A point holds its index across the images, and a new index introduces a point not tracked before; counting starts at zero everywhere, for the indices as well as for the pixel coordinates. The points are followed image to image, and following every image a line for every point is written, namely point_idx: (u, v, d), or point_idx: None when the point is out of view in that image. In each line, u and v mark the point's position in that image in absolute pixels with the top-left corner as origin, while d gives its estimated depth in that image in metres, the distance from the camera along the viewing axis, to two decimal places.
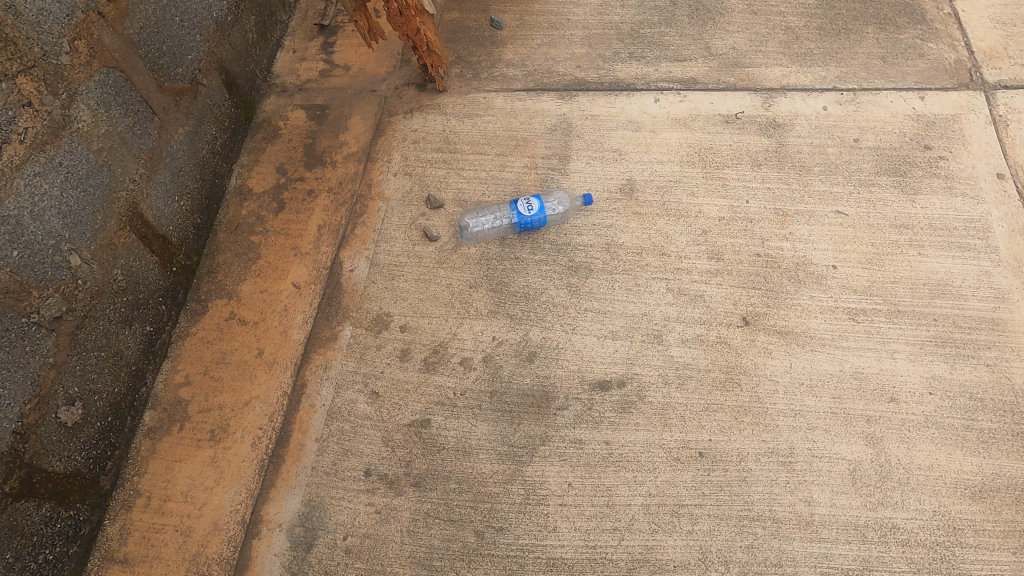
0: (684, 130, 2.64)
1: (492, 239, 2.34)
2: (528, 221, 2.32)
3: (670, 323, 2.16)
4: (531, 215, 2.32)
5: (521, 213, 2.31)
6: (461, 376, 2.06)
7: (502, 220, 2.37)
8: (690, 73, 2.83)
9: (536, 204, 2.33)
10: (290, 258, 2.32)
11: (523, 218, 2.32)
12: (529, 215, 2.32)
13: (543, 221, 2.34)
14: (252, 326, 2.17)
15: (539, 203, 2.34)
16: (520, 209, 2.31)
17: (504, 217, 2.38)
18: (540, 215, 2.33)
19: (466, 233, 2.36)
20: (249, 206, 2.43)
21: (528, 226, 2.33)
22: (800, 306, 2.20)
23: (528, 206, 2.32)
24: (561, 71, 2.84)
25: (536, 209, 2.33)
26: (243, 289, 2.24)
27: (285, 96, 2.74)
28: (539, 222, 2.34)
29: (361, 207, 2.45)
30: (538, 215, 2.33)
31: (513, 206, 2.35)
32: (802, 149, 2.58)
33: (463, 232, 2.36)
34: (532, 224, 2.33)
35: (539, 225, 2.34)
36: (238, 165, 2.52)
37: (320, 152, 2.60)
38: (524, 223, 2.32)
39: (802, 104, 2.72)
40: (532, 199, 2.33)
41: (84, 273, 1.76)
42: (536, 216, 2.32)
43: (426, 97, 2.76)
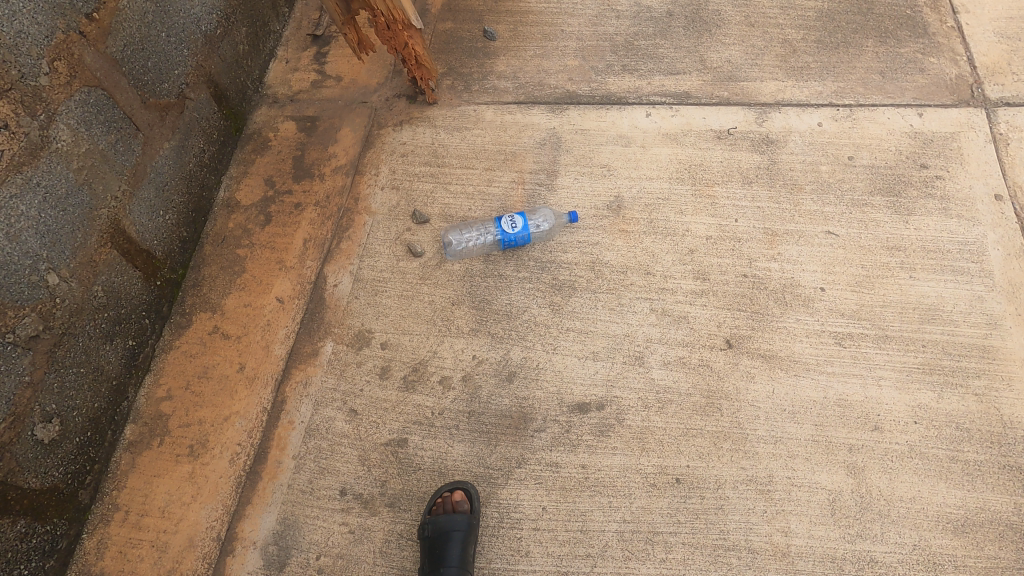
0: (675, 146, 2.61)
1: (475, 256, 2.33)
2: (512, 238, 2.29)
3: (652, 344, 2.14)
4: (515, 232, 2.29)
5: (505, 230, 2.29)
6: (439, 396, 2.06)
7: (487, 236, 2.36)
8: (683, 86, 2.79)
9: (520, 221, 2.31)
10: (275, 272, 2.33)
11: (507, 235, 2.29)
12: (513, 232, 2.29)
13: (527, 239, 2.32)
14: (235, 341, 2.18)
15: (524, 221, 2.31)
16: (504, 226, 2.29)
17: (489, 233, 2.37)
18: (524, 233, 2.30)
19: (449, 250, 2.35)
20: (237, 218, 2.44)
21: (511, 244, 2.30)
22: (786, 329, 2.16)
23: (512, 223, 2.30)
24: (553, 84, 2.81)
25: (521, 226, 2.30)
26: (227, 303, 2.26)
27: (277, 107, 2.75)
28: (523, 240, 2.31)
29: (348, 221, 2.45)
30: (523, 233, 2.30)
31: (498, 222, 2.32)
32: (794, 167, 2.54)
33: (447, 249, 2.35)
34: (516, 241, 2.30)
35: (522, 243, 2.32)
36: (227, 177, 2.53)
37: (308, 164, 2.60)
38: (508, 240, 2.29)
39: (796, 120, 2.67)
40: (516, 216, 2.31)
41: (62, 292, 1.77)
42: (521, 233, 2.30)
43: (416, 109, 2.75)
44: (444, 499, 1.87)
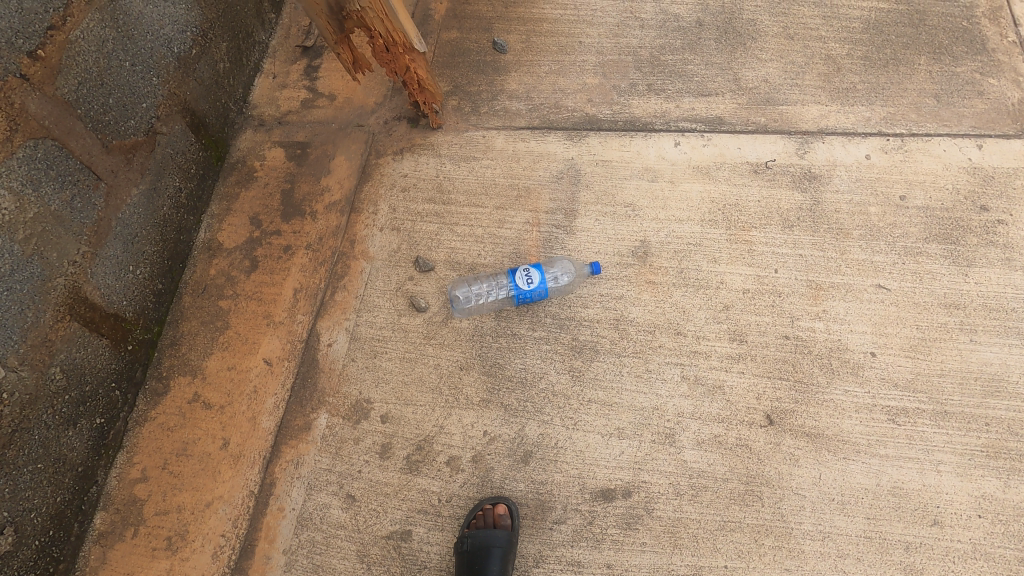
0: (707, 181, 2.34)
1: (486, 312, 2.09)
2: (528, 293, 2.03)
3: (684, 420, 1.92)
4: (531, 288, 2.04)
5: (520, 284, 2.03)
6: (447, 480, 1.85)
7: (500, 290, 2.12)
8: (716, 110, 2.50)
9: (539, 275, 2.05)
10: (262, 329, 2.08)
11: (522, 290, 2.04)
12: (529, 287, 2.04)
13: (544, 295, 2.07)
14: (218, 411, 1.95)
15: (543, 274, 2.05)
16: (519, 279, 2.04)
17: (501, 286, 2.13)
18: (541, 286, 2.05)
19: (455, 305, 2.11)
20: (219, 264, 2.19)
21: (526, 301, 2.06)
22: (833, 402, 1.94)
23: (528, 277, 2.04)
24: (570, 106, 2.52)
25: (539, 280, 2.04)
26: (209, 365, 2.02)
27: (263, 131, 2.47)
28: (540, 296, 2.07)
29: (343, 268, 2.20)
30: (540, 289, 2.05)
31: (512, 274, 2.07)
32: (840, 208, 2.28)
33: (452, 303, 2.11)
34: (531, 298, 2.06)
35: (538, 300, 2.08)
36: (208, 215, 2.26)
37: (299, 200, 2.33)
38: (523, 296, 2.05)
39: (842, 151, 2.40)
40: (531, 268, 2.05)
41: (10, 383, 1.55)
42: (539, 289, 2.05)
43: (418, 134, 2.47)
44: (486, 512, 1.77)
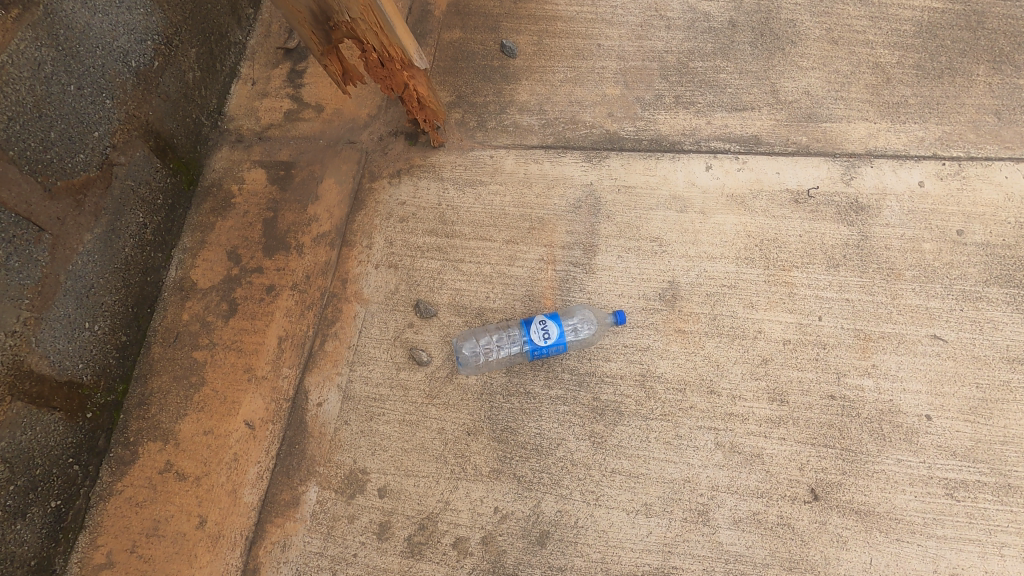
0: (741, 213, 2.09)
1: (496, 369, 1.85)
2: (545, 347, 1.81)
3: (719, 496, 1.72)
4: (546, 344, 1.81)
5: (534, 338, 1.81)
6: (453, 565, 1.66)
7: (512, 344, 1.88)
8: (752, 128, 2.23)
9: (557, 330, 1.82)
10: (243, 385, 1.84)
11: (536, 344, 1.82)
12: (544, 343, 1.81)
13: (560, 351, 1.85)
14: (193, 483, 1.73)
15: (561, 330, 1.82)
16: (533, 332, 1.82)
17: (513, 339, 1.89)
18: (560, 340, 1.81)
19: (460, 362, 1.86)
20: (192, 307, 1.93)
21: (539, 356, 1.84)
22: (885, 475, 1.74)
23: (544, 330, 1.81)
24: (588, 121, 2.24)
25: (556, 336, 1.82)
26: (183, 429, 1.79)
27: (241, 148, 2.18)
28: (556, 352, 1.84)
29: (334, 312, 1.95)
30: (556, 346, 1.82)
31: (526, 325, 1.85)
32: (891, 244, 2.04)
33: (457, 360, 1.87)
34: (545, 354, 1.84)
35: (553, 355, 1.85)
36: (179, 249, 2.00)
37: (283, 231, 2.07)
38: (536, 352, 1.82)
39: (892, 178, 2.14)
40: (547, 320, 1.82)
41: None
42: (555, 345, 1.82)
43: (417, 153, 2.19)
44: None
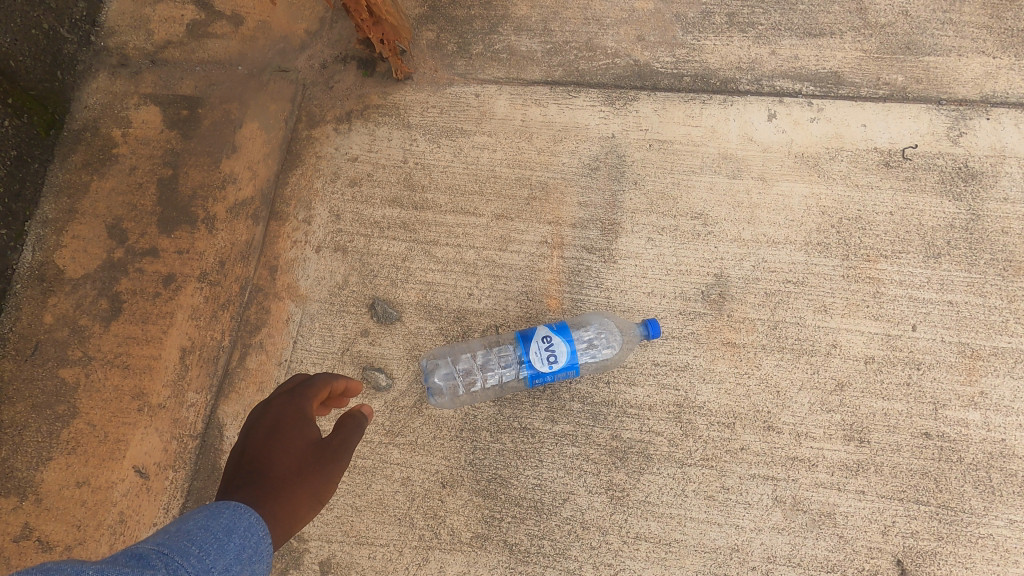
0: (814, 181, 1.55)
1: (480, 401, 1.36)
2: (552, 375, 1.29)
3: (775, 568, 1.31)
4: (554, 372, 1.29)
5: (538, 364, 1.28)
6: None
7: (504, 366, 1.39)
8: (831, 61, 1.64)
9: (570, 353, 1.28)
10: (131, 418, 1.34)
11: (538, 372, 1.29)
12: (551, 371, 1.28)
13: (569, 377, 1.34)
14: (63, 555, 1.26)
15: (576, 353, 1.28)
16: (537, 355, 1.28)
17: (506, 359, 1.40)
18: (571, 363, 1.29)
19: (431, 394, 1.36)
20: (59, 306, 1.40)
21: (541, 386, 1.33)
22: (992, 542, 1.32)
23: (550, 354, 1.28)
24: (609, 46, 1.63)
25: (568, 362, 1.29)
26: (47, 478, 1.30)
27: (125, 76, 1.56)
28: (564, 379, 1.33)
29: (258, 314, 1.42)
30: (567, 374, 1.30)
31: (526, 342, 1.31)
32: (1010, 227, 1.53)
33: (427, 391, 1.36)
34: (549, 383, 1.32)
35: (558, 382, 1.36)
36: (38, 223, 1.44)
37: (187, 197, 1.49)
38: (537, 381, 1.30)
39: (1015, 134, 1.59)
40: (553, 341, 1.28)
41: None
42: (565, 374, 1.30)
43: (374, 88, 1.58)
44: None
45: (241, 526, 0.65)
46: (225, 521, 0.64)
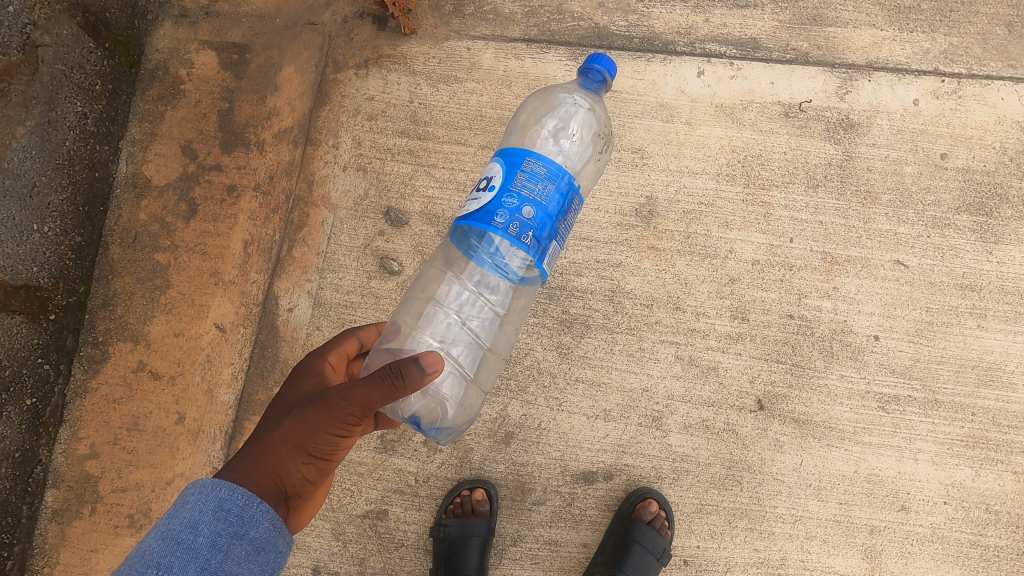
0: (729, 125, 1.99)
1: (505, 349, 1.78)
2: (516, 188, 1.19)
3: (673, 403, 1.84)
4: (514, 189, 1.19)
5: (495, 209, 1.19)
6: (424, 460, 1.78)
7: (484, 311, 1.65)
8: (752, 29, 2.04)
9: (512, 161, 1.22)
10: (210, 289, 1.82)
11: (503, 220, 1.18)
12: (514, 198, 1.19)
13: (554, 187, 1.21)
14: (168, 382, 1.77)
15: (518, 153, 1.21)
16: (487, 200, 1.21)
17: (477, 301, 1.64)
18: (522, 165, 1.20)
19: (463, 400, 1.63)
20: (150, 206, 1.84)
21: (535, 228, 1.18)
22: (826, 388, 1.87)
23: (495, 183, 1.23)
24: (576, 12, 2.02)
25: (517, 172, 1.20)
26: (152, 330, 1.79)
27: (186, 25, 1.94)
28: (551, 196, 1.20)
29: (301, 216, 1.88)
30: (536, 175, 1.19)
31: (469, 218, 1.24)
32: (873, 166, 2.00)
33: (443, 411, 1.54)
34: (529, 204, 1.18)
35: (556, 225, 1.22)
36: (129, 141, 1.86)
37: (241, 125, 1.91)
38: (518, 223, 1.17)
39: (888, 94, 2.03)
40: (494, 174, 1.25)
41: None
42: (534, 181, 1.19)
43: (386, 41, 1.98)
44: (463, 499, 1.74)
45: (215, 496, 1.02)
46: (203, 499, 1.02)
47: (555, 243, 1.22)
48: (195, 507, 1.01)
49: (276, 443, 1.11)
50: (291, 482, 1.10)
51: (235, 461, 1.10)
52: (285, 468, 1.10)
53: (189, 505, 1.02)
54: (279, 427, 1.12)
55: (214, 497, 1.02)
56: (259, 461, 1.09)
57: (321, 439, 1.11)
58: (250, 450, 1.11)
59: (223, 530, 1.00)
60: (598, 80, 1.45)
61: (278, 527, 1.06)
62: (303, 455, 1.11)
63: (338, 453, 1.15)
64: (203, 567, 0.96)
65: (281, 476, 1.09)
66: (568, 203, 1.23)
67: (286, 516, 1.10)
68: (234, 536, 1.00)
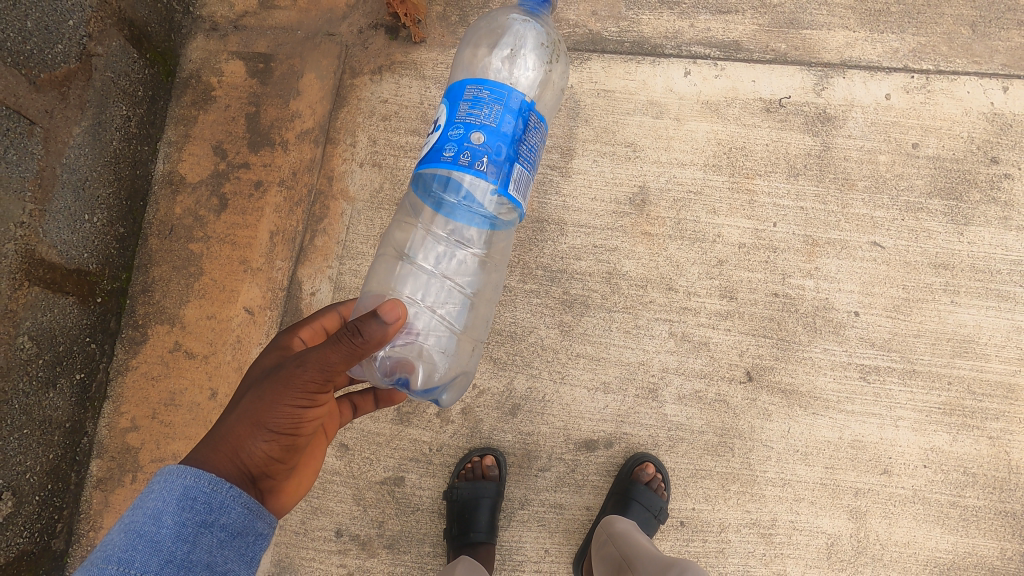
0: (715, 120, 2.16)
1: (491, 292, 1.89)
2: (464, 117, 1.32)
3: (668, 375, 1.98)
4: (459, 119, 1.32)
5: (446, 143, 1.33)
6: (438, 430, 1.93)
7: (464, 260, 1.74)
8: (734, 33, 2.22)
9: (454, 97, 1.35)
10: (239, 276, 1.98)
11: (453, 151, 1.30)
12: (461, 128, 1.32)
13: (500, 105, 1.32)
14: (202, 361, 1.92)
15: (458, 87, 1.34)
16: (439, 138, 1.35)
17: (455, 253, 1.73)
18: (464, 95, 1.33)
19: (459, 356, 1.75)
20: (184, 201, 2.02)
21: (484, 152, 1.29)
22: (810, 360, 2.01)
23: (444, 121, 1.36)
24: (572, 20, 2.21)
25: (460, 104, 1.33)
26: (186, 314, 1.95)
27: (216, 37, 2.13)
28: (498, 117, 1.31)
29: (322, 209, 2.04)
30: (478, 100, 1.32)
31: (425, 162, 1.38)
32: (849, 155, 2.16)
33: (433, 371, 1.64)
34: (476, 125, 1.30)
35: (509, 146, 1.32)
36: (165, 143, 2.05)
37: (267, 127, 2.08)
38: (468, 150, 1.29)
39: (861, 89, 2.19)
40: (442, 115, 1.38)
41: None
42: (476, 108, 1.31)
43: (398, 49, 2.13)
44: (474, 465, 1.89)
45: (183, 481, 1.08)
46: (171, 486, 1.08)
47: (513, 164, 1.32)
48: (160, 497, 1.07)
49: (237, 425, 1.18)
50: (256, 461, 1.17)
51: (201, 449, 1.16)
52: (246, 449, 1.16)
53: (157, 495, 1.07)
54: (239, 408, 1.20)
55: (183, 484, 1.08)
56: (221, 443, 1.16)
57: (280, 413, 1.18)
58: (213, 436, 1.18)
59: (190, 519, 1.06)
60: (540, 2, 1.58)
61: (251, 510, 1.13)
62: (264, 432, 1.18)
63: (303, 425, 1.22)
64: (170, 557, 1.01)
65: (245, 457, 1.16)
66: (519, 122, 1.33)
67: (258, 496, 1.17)
68: (202, 524, 1.06)
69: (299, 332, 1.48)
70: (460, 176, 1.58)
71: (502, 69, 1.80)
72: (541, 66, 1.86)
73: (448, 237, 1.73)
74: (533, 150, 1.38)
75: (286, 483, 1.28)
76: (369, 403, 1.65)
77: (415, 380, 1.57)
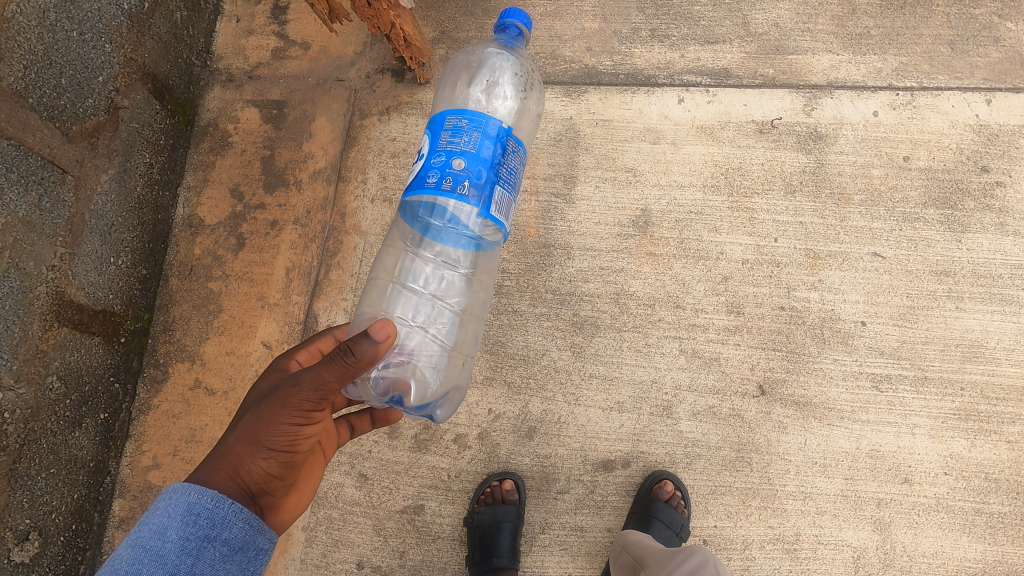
0: (710, 143, 2.24)
1: (480, 310, 1.94)
2: (446, 142, 1.40)
3: (681, 393, 2.00)
4: (441, 147, 1.40)
5: (429, 170, 1.39)
6: (455, 456, 1.94)
7: (453, 280, 1.79)
8: (724, 61, 2.33)
9: (435, 127, 1.43)
10: (257, 311, 2.04)
11: (437, 176, 1.37)
12: (443, 156, 1.39)
13: (479, 130, 1.39)
14: (222, 397, 1.96)
15: (439, 117, 1.42)
16: (422, 166, 1.42)
17: (444, 274, 1.77)
18: (445, 122, 1.41)
19: (450, 372, 1.77)
20: (203, 242, 2.09)
21: (466, 176, 1.36)
22: (822, 371, 2.03)
23: (426, 147, 1.43)
24: (568, 56, 2.33)
25: (442, 133, 1.41)
26: (206, 350, 2.00)
27: (232, 87, 2.25)
28: (478, 143, 1.39)
29: (335, 244, 2.10)
30: (458, 128, 1.39)
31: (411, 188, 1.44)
32: (843, 170, 2.23)
33: (426, 387, 1.65)
34: (457, 150, 1.38)
35: (489, 169, 1.39)
36: (185, 188, 2.14)
37: (281, 168, 2.17)
38: (450, 175, 1.36)
39: (850, 108, 2.28)
40: (424, 141, 1.46)
41: (12, 403, 1.61)
42: (457, 136, 1.39)
43: (404, 90, 2.25)
44: (493, 489, 1.88)
45: (187, 497, 1.11)
46: (176, 501, 1.10)
47: (495, 187, 1.39)
48: (164, 513, 1.09)
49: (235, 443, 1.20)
50: (255, 479, 1.19)
51: (201, 467, 1.19)
52: (245, 466, 1.19)
53: (162, 509, 1.09)
54: (239, 426, 1.22)
55: (188, 499, 1.10)
56: (221, 461, 1.18)
57: (277, 431, 1.20)
58: (212, 455, 1.20)
59: (192, 534, 1.08)
60: (516, 34, 1.67)
61: (251, 526, 1.15)
62: (262, 450, 1.20)
63: (299, 443, 1.24)
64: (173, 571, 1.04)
65: (244, 475, 1.18)
66: (498, 147, 1.41)
67: (258, 514, 1.20)
68: (205, 539, 1.09)
69: (296, 354, 1.51)
70: (444, 201, 1.64)
71: (481, 100, 1.89)
72: (519, 95, 1.95)
73: (436, 258, 1.77)
74: (513, 173, 1.45)
75: (285, 500, 1.31)
76: (365, 423, 1.68)
77: (409, 397, 1.58)
